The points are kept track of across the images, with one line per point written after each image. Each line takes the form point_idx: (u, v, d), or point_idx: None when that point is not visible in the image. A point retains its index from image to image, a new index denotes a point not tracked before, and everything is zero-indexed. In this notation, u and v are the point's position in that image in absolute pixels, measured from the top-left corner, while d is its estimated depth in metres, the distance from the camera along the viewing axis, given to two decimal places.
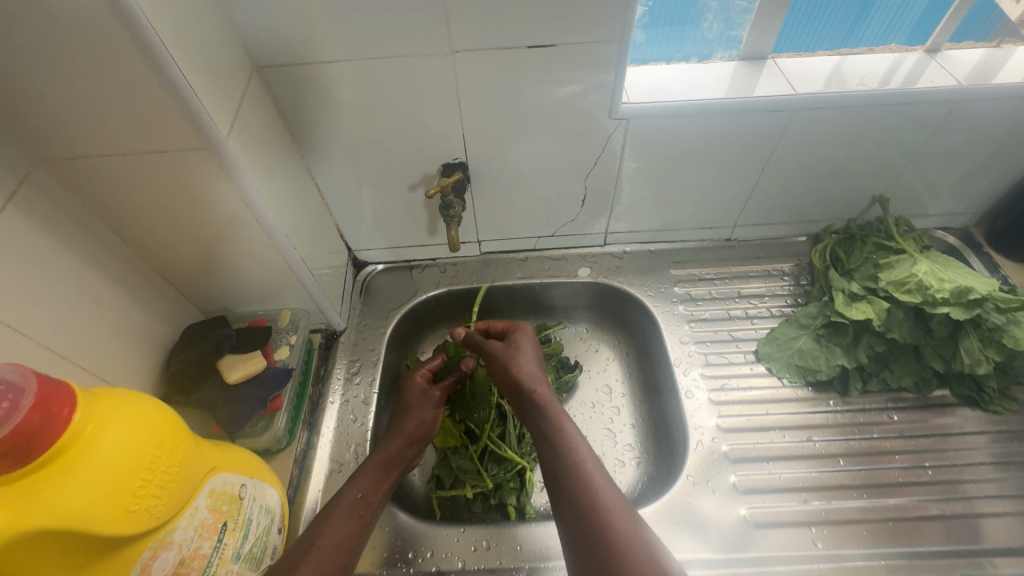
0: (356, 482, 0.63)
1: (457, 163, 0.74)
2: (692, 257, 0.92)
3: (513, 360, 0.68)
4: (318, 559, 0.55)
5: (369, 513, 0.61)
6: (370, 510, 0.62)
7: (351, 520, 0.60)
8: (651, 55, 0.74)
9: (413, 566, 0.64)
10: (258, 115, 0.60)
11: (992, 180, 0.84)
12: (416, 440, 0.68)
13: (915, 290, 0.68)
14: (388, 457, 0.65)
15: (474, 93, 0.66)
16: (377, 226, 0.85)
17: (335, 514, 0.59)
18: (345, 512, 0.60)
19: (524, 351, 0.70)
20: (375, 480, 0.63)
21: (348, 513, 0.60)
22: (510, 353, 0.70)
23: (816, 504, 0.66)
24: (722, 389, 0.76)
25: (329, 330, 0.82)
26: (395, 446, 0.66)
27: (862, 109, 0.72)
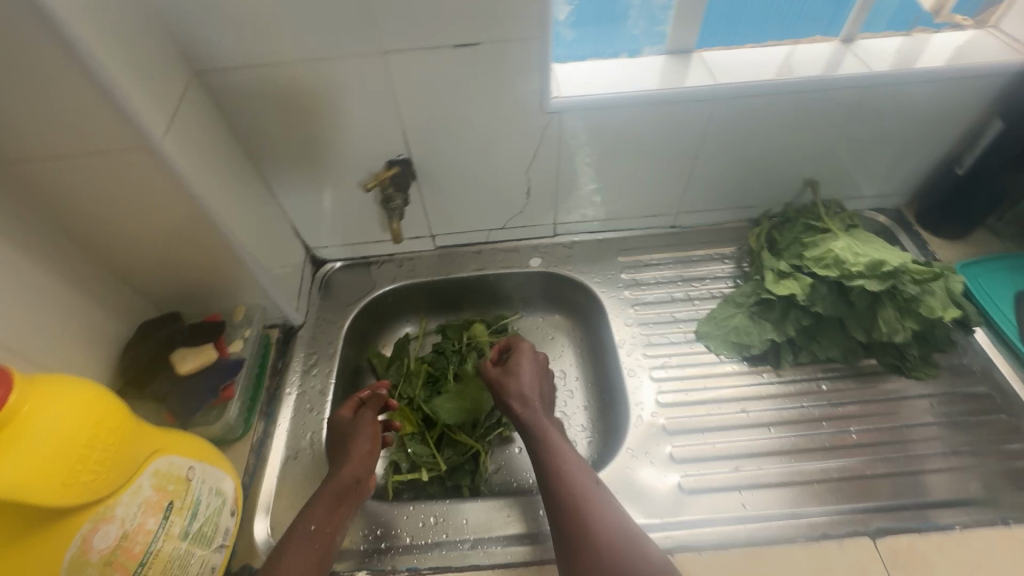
0: (310, 515, 0.62)
1: (401, 159, 0.78)
2: (639, 245, 0.96)
3: (511, 380, 0.76)
4: None
5: (325, 544, 0.60)
6: (330, 538, 0.61)
7: (309, 551, 0.59)
8: (583, 52, 0.78)
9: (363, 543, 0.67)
10: (200, 118, 0.64)
11: (916, 161, 0.89)
12: (368, 461, 0.68)
13: (833, 265, 0.72)
14: (343, 483, 0.65)
15: (408, 92, 0.69)
16: (332, 224, 0.88)
17: (290, 550, 0.58)
18: (299, 546, 0.59)
19: (521, 375, 0.76)
20: (330, 507, 0.63)
21: (306, 544, 0.59)
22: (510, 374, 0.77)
23: (747, 470, 0.69)
24: (663, 367, 0.80)
25: (287, 325, 0.85)
26: (353, 468, 0.66)
27: (781, 98, 0.76)
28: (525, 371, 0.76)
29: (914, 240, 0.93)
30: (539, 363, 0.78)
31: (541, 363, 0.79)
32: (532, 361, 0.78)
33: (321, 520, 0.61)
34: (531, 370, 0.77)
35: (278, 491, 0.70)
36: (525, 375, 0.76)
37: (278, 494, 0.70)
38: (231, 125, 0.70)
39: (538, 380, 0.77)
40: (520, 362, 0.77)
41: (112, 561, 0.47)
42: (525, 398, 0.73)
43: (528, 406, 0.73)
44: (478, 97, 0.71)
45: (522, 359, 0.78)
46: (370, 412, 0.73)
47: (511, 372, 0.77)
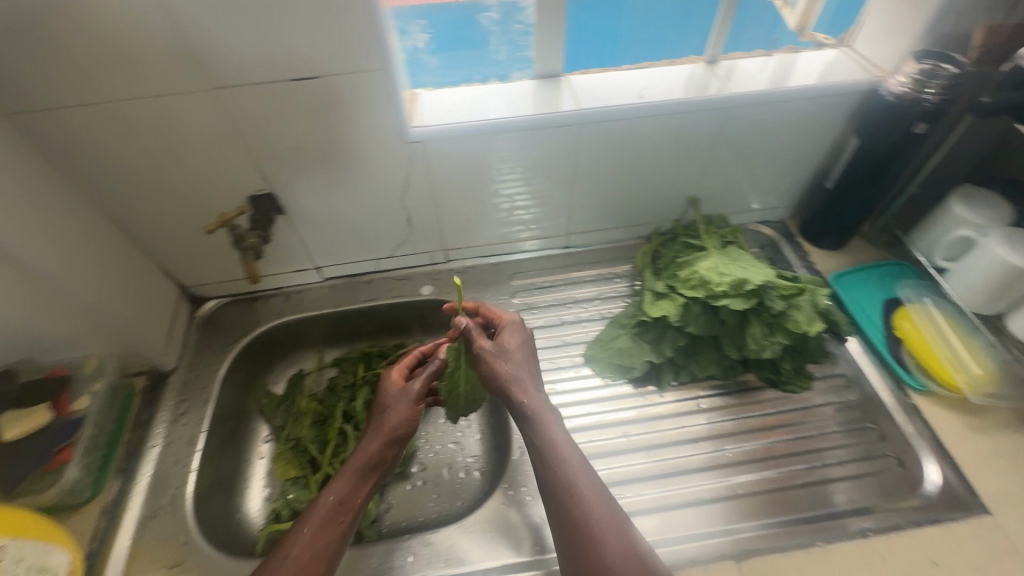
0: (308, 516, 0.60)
1: (264, 195, 0.74)
2: (532, 267, 0.95)
3: (498, 363, 0.66)
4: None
5: (349, 519, 0.62)
6: (348, 516, 0.62)
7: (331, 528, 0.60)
8: (449, 78, 0.77)
9: None
10: (14, 164, 0.59)
11: (792, 175, 0.91)
12: (399, 440, 0.67)
13: (699, 286, 0.74)
14: (368, 460, 0.65)
15: (255, 126, 0.66)
16: (204, 261, 0.84)
17: (296, 539, 0.58)
18: (317, 526, 0.59)
19: (513, 357, 0.67)
20: (355, 482, 0.63)
21: (326, 524, 0.60)
22: (497, 356, 0.66)
23: (624, 497, 0.69)
24: (548, 394, 0.78)
25: (155, 371, 0.80)
26: (370, 447, 0.65)
27: (647, 120, 0.77)
28: (513, 352, 0.67)
29: (796, 251, 0.95)
30: (528, 338, 0.70)
31: (518, 348, 0.68)
32: (519, 341, 0.69)
33: (337, 490, 0.62)
34: (514, 342, 0.68)
35: (131, 555, 0.65)
36: (493, 366, 0.66)
37: (130, 558, 0.65)
38: (64, 166, 0.66)
39: (532, 368, 0.68)
40: (509, 342, 0.68)
41: None
42: (501, 384, 0.65)
43: (529, 393, 0.64)
44: (332, 128, 0.69)
45: (509, 337, 0.69)
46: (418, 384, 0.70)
47: (505, 353, 0.67)
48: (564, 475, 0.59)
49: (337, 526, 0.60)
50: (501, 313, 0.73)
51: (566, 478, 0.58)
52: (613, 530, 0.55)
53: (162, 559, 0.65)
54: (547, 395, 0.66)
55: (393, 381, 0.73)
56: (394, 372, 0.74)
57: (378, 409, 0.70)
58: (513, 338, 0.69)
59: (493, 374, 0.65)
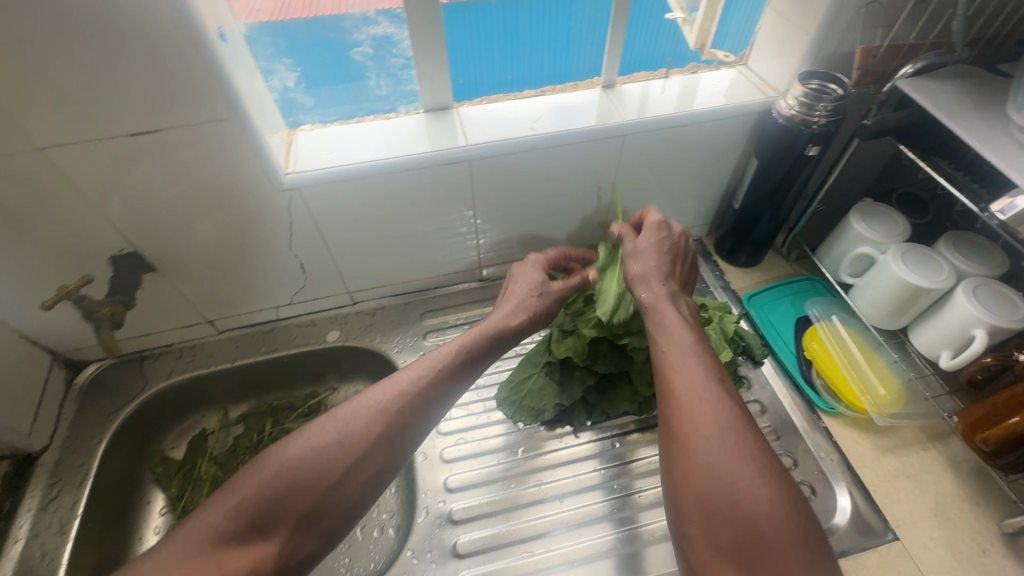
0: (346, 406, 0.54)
1: (126, 255, 0.68)
2: (446, 303, 0.91)
3: (638, 258, 0.61)
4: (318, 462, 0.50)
5: (392, 424, 0.54)
6: (397, 419, 0.54)
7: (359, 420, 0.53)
8: (329, 117, 0.72)
9: None
10: None
11: (703, 194, 0.90)
12: (517, 319, 0.64)
13: (597, 325, 0.70)
14: (427, 365, 0.58)
15: (98, 184, 0.60)
16: (74, 328, 0.76)
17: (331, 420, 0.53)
18: (350, 422, 0.53)
19: (643, 256, 0.61)
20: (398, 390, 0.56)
21: (344, 426, 0.53)
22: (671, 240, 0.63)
23: (534, 554, 0.65)
24: (457, 444, 0.74)
25: (20, 454, 0.72)
26: (501, 314, 0.64)
27: (543, 150, 0.73)
28: (646, 252, 0.61)
29: (713, 269, 0.94)
30: (665, 237, 0.63)
31: (672, 241, 0.63)
32: (655, 240, 0.62)
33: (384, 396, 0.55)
34: (650, 241, 0.62)
35: None
36: (642, 261, 0.60)
37: None
38: None
39: (666, 264, 0.61)
40: (639, 241, 0.62)
41: None
42: (646, 280, 0.58)
43: (650, 287, 0.58)
44: (192, 180, 0.63)
45: (646, 236, 0.63)
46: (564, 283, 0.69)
47: (637, 254, 0.61)
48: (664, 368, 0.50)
49: (377, 449, 0.53)
50: (653, 212, 0.66)
51: (670, 389, 0.49)
52: (714, 446, 0.44)
53: None
54: (675, 286, 0.59)
55: (539, 264, 0.71)
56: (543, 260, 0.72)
57: (511, 289, 0.68)
58: (647, 236, 0.63)
59: (641, 265, 0.60)
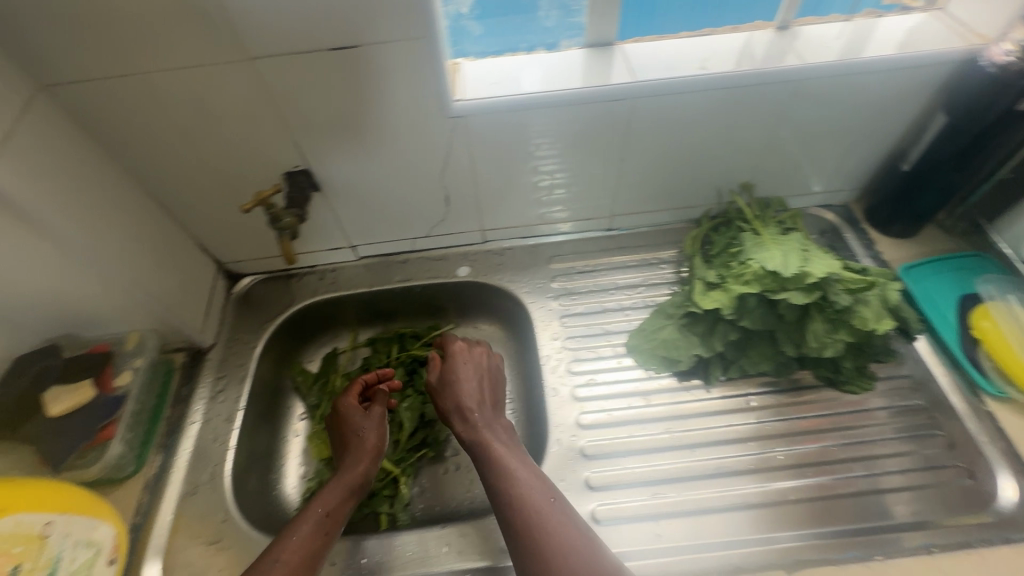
0: (319, 500, 0.63)
1: (299, 171, 0.72)
2: (572, 250, 0.91)
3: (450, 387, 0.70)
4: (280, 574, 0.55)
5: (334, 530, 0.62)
6: (334, 527, 0.62)
7: (316, 537, 0.60)
8: (493, 48, 0.72)
9: None
10: (48, 136, 0.57)
11: (863, 156, 0.83)
12: (375, 454, 0.69)
13: (753, 280, 0.67)
14: (352, 479, 0.66)
15: (291, 99, 0.63)
16: (240, 239, 0.83)
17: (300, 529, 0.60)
18: (311, 530, 0.60)
19: (465, 384, 0.70)
20: (341, 497, 0.64)
21: (314, 530, 0.60)
22: (461, 366, 0.72)
23: (667, 497, 0.66)
24: (588, 385, 0.75)
25: (193, 348, 0.80)
26: (362, 462, 0.67)
27: (708, 93, 0.70)
28: (467, 378, 0.71)
29: (861, 238, 0.88)
30: (484, 364, 0.73)
31: (484, 365, 0.73)
32: (477, 369, 0.72)
33: (323, 503, 0.63)
34: (472, 382, 0.70)
35: (173, 527, 0.66)
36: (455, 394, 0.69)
37: (172, 531, 0.66)
38: (95, 137, 0.64)
39: (483, 391, 0.71)
40: (461, 369, 0.71)
41: None
42: (465, 413, 0.67)
43: (468, 418, 0.67)
44: (372, 104, 0.65)
45: (458, 364, 0.72)
46: (381, 408, 0.73)
47: (370, 422, 0.71)
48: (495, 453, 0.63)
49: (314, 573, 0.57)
50: (457, 339, 0.76)
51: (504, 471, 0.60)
52: (536, 492, 0.58)
53: (203, 535, 0.66)
54: (490, 411, 0.69)
55: (352, 404, 0.73)
56: (352, 398, 0.74)
57: (348, 433, 0.70)
58: (467, 369, 0.71)
59: (455, 398, 0.69)
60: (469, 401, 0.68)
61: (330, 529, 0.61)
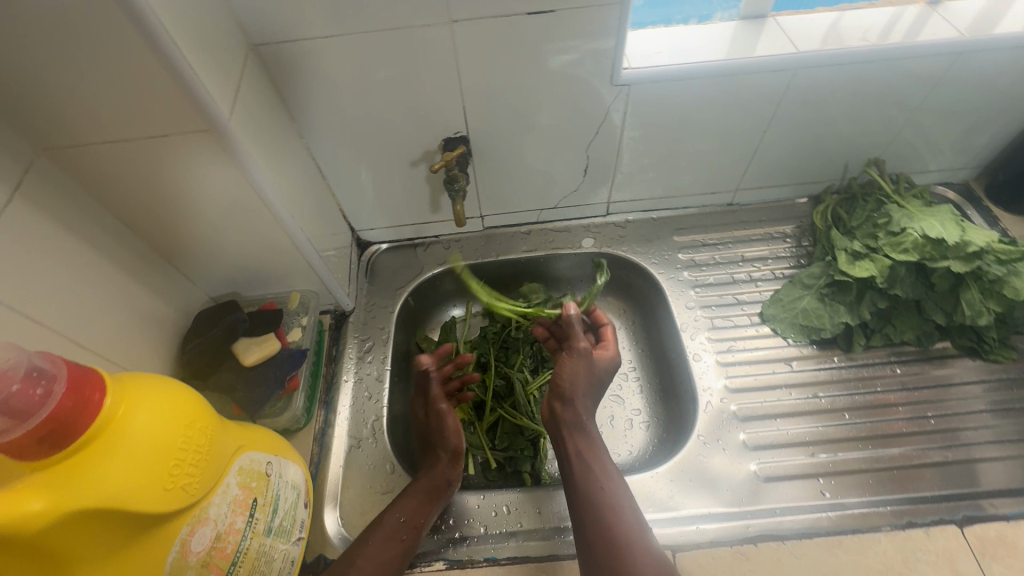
0: (398, 506, 0.63)
1: (458, 137, 0.75)
2: (694, 223, 0.93)
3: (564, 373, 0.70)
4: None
5: (411, 536, 0.61)
6: (414, 532, 0.62)
7: (393, 542, 0.60)
8: (650, 18, 0.76)
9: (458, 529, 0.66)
10: (257, 95, 0.60)
11: (995, 133, 0.84)
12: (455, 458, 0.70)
13: (912, 249, 0.69)
14: (433, 482, 0.66)
15: (473, 64, 0.66)
16: (381, 205, 0.86)
17: (378, 534, 0.60)
18: (387, 534, 0.60)
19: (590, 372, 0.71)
20: (417, 502, 0.63)
21: (390, 534, 0.60)
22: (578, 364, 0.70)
23: (824, 456, 0.68)
24: (728, 350, 0.78)
25: (338, 310, 0.83)
26: (435, 469, 0.67)
27: (864, 64, 0.72)
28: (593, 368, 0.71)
29: (984, 216, 0.89)
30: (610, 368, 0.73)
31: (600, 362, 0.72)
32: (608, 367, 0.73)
33: (411, 513, 0.62)
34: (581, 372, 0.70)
35: (344, 479, 0.69)
36: (575, 374, 0.69)
37: (344, 484, 0.69)
38: (282, 98, 0.67)
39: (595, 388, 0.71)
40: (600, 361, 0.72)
41: (208, 562, 0.45)
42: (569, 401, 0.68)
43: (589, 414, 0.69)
44: (547, 73, 0.68)
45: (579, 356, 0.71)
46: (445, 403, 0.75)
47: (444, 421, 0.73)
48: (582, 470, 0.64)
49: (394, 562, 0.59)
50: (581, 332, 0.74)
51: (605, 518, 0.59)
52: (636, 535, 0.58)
53: (375, 485, 0.69)
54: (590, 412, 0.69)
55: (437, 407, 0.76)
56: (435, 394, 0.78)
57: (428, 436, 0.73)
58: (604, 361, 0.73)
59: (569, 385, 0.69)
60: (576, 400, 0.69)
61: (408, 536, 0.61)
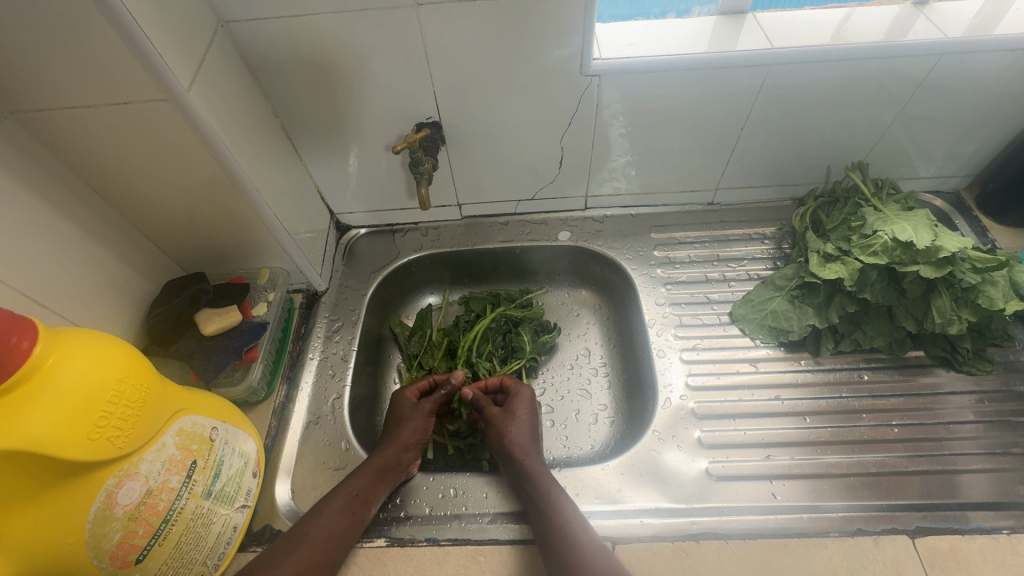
0: (351, 481, 0.64)
1: (430, 122, 0.77)
2: (673, 221, 0.92)
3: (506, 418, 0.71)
4: (309, 548, 0.57)
5: (362, 512, 0.62)
6: (363, 510, 0.62)
7: (344, 517, 0.60)
8: (628, 11, 0.75)
9: (402, 508, 0.67)
10: (224, 72, 0.61)
11: (986, 141, 0.82)
12: (413, 447, 0.69)
13: (882, 252, 0.67)
14: (385, 462, 0.66)
15: (441, 49, 0.67)
16: (359, 189, 0.87)
17: (329, 507, 0.61)
18: (339, 506, 0.61)
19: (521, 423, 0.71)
20: (371, 480, 0.64)
21: (342, 508, 0.61)
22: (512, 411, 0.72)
23: (779, 459, 0.67)
24: (694, 349, 0.77)
25: (310, 290, 0.85)
26: (393, 449, 0.67)
27: (843, 63, 0.70)
28: (520, 419, 0.71)
29: (972, 225, 0.87)
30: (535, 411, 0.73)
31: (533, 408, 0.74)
32: (529, 412, 0.72)
33: (363, 491, 0.63)
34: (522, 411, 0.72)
35: (299, 454, 0.70)
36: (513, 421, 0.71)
37: (298, 458, 0.70)
38: (256, 78, 0.69)
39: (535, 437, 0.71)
40: (519, 408, 0.72)
41: (136, 516, 0.47)
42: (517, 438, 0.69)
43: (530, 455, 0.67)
44: (516, 62, 0.69)
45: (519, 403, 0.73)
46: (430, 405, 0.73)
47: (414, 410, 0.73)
48: (532, 461, 0.66)
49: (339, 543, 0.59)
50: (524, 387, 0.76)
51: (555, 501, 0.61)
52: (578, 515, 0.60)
53: (328, 461, 0.70)
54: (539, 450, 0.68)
55: (408, 396, 0.74)
56: (411, 390, 0.75)
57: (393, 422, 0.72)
58: (524, 408, 0.72)
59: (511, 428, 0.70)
60: (521, 439, 0.69)
61: (359, 513, 0.62)
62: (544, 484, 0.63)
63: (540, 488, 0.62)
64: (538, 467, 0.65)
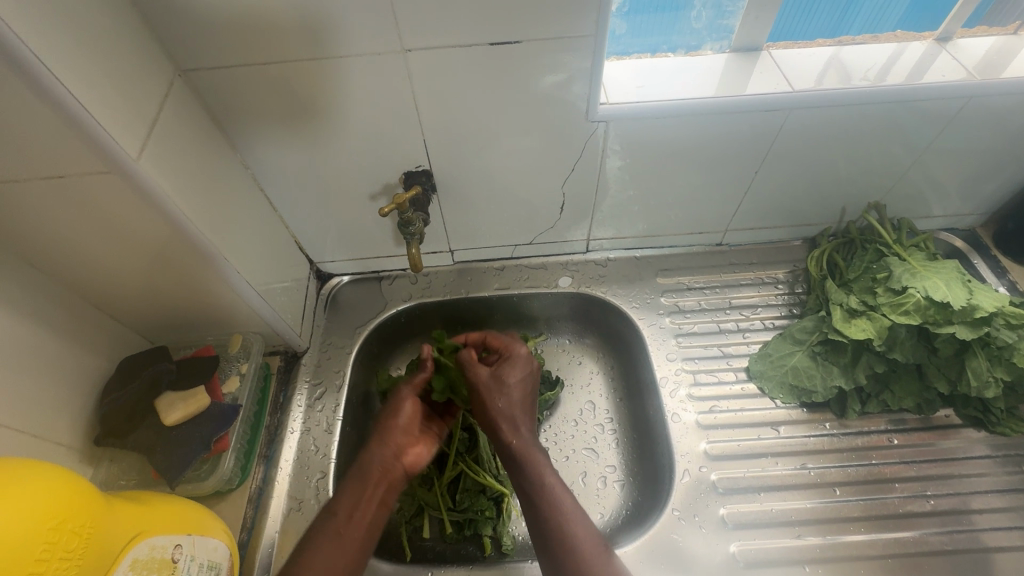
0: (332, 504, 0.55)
1: (420, 171, 0.70)
2: (680, 264, 0.87)
3: (497, 397, 0.60)
4: None
5: (351, 532, 0.53)
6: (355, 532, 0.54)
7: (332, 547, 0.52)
8: (634, 47, 0.69)
9: None
10: (184, 128, 0.54)
11: (1006, 180, 0.78)
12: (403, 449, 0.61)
13: (914, 311, 0.63)
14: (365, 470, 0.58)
15: (432, 95, 0.61)
16: (342, 237, 0.80)
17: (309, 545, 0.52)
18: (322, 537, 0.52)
19: (510, 393, 0.61)
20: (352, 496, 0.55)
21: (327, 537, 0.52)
22: (492, 390, 0.61)
23: (808, 539, 0.62)
24: (711, 411, 0.72)
25: (289, 350, 0.77)
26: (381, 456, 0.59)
27: (866, 106, 0.66)
28: (511, 385, 0.61)
29: (991, 265, 0.83)
30: (531, 372, 0.63)
31: (529, 382, 0.63)
32: (521, 375, 0.62)
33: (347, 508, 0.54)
34: (517, 390, 0.61)
35: (280, 548, 0.63)
36: (510, 403, 0.60)
37: (279, 554, 0.62)
38: (223, 127, 0.61)
39: (529, 405, 0.62)
40: (509, 375, 0.62)
41: None
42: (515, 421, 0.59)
43: (519, 433, 0.58)
44: (514, 106, 0.63)
45: (515, 367, 0.63)
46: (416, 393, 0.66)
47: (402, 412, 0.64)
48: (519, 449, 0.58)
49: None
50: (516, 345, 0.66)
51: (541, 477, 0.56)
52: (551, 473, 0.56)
53: None
54: (529, 433, 0.59)
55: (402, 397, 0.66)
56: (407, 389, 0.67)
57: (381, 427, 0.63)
58: (514, 371, 0.62)
59: (506, 407, 0.60)
60: (503, 422, 0.59)
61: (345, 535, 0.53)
62: (559, 510, 0.53)
63: (536, 483, 0.55)
64: (530, 448, 0.58)
